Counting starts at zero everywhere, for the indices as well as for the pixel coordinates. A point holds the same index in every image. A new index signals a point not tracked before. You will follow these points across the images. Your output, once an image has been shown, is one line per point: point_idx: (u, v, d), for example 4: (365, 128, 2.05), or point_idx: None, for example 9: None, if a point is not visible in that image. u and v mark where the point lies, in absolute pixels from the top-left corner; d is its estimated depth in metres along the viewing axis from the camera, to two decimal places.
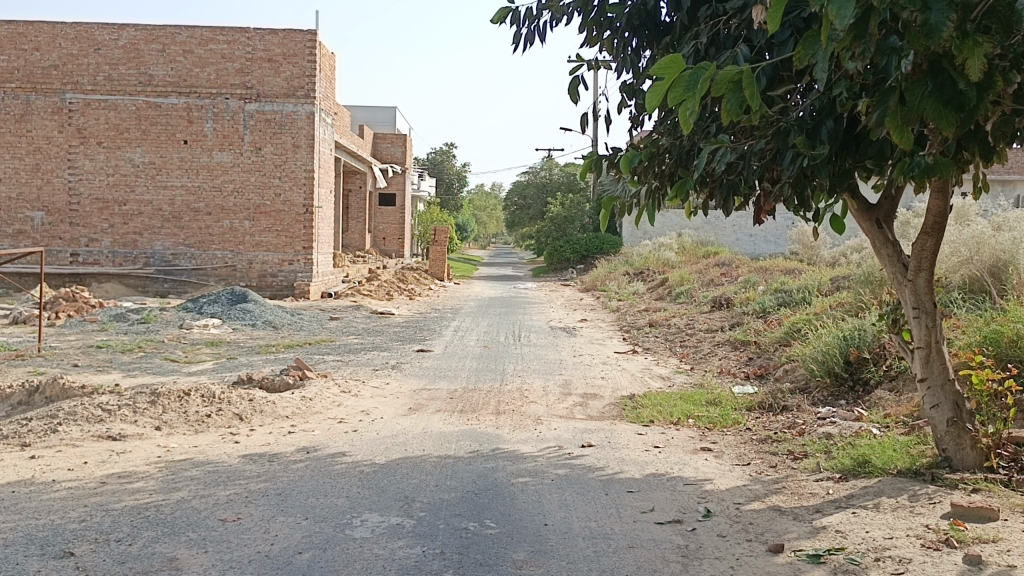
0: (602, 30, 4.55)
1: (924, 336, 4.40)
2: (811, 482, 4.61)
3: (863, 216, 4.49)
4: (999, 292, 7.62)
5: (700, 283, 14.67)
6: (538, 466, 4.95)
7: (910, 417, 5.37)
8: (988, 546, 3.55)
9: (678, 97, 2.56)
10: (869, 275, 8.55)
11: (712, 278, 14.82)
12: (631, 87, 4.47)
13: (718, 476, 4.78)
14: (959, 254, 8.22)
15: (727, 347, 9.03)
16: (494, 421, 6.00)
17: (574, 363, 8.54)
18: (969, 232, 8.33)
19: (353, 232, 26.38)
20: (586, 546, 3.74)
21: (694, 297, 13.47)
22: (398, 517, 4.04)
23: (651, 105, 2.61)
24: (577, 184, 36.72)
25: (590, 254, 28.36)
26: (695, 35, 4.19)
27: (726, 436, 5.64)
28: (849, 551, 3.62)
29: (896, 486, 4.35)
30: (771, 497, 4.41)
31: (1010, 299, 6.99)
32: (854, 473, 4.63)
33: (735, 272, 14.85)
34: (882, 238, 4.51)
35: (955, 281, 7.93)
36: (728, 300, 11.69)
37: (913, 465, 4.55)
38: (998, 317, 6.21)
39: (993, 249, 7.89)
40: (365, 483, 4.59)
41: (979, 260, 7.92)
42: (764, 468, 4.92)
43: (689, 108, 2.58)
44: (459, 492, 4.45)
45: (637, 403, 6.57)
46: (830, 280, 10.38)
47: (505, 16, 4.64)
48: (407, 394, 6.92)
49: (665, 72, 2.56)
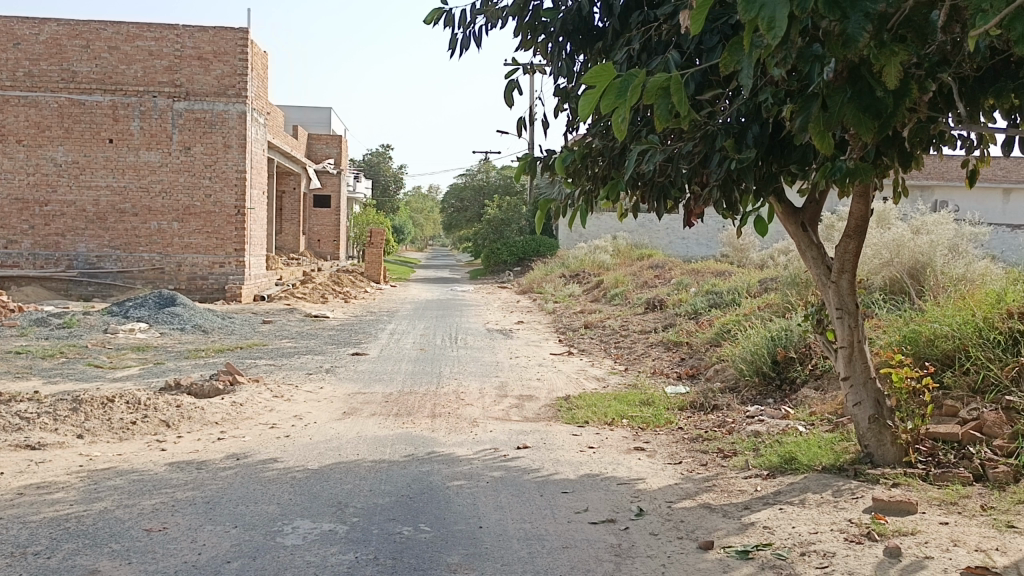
0: (536, 34, 4.58)
1: (847, 336, 4.54)
2: (740, 479, 4.71)
3: (789, 219, 4.62)
4: (917, 293, 7.92)
5: (634, 285, 14.87)
6: (474, 468, 4.94)
7: (834, 415, 5.53)
8: (907, 538, 3.69)
9: (610, 106, 2.60)
10: (795, 277, 8.80)
11: (646, 280, 15.05)
12: (565, 92, 4.50)
13: (651, 476, 4.85)
14: (880, 256, 8.52)
15: (660, 348, 9.18)
16: (429, 424, 5.97)
17: (510, 365, 8.56)
18: (889, 235, 8.64)
19: (288, 234, 25.94)
20: (521, 548, 3.75)
21: (629, 299, 13.66)
22: (331, 523, 3.98)
23: (584, 113, 2.65)
24: (513, 188, 36.91)
25: (526, 257, 28.49)
26: (627, 41, 4.24)
27: (659, 435, 5.72)
28: (776, 547, 3.71)
29: (821, 481, 4.47)
30: (702, 495, 4.49)
31: (927, 300, 7.28)
32: (781, 470, 4.75)
33: (668, 274, 15.11)
34: (807, 240, 4.64)
35: (876, 282, 8.22)
36: (662, 302, 11.88)
37: (837, 461, 4.69)
38: (916, 317, 6.46)
39: (911, 252, 8.20)
40: (297, 489, 4.51)
41: (899, 263, 8.23)
42: (695, 467, 5.01)
43: (622, 117, 2.61)
44: (394, 496, 4.41)
45: (573, 404, 6.62)
46: (759, 281, 10.64)
47: (439, 18, 4.63)
48: (341, 398, 6.83)
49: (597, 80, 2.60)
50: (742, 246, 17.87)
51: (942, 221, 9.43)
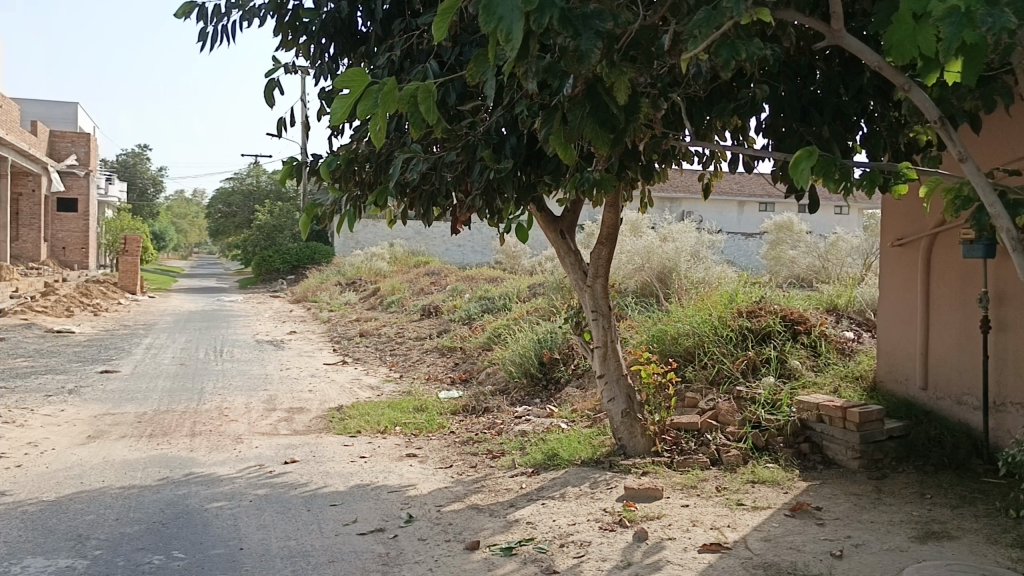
0: (298, 35, 4.45)
1: (601, 336, 4.84)
2: (506, 478, 4.87)
3: (549, 227, 4.86)
4: (666, 296, 8.64)
5: (411, 292, 14.92)
6: (236, 487, 4.69)
7: (592, 411, 5.88)
8: (653, 522, 4.00)
9: (366, 112, 2.57)
10: (559, 283, 9.27)
11: (423, 287, 15.16)
12: (329, 95, 4.42)
13: (421, 481, 4.87)
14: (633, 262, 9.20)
15: (434, 354, 9.27)
16: (186, 443, 5.60)
17: (279, 377, 8.25)
18: (641, 243, 9.35)
19: (30, 241, 23.31)
20: (284, 566, 3.61)
21: (405, 306, 13.68)
22: (66, 560, 3.60)
23: (338, 119, 2.61)
24: (284, 196, 35.71)
25: (303, 265, 27.69)
26: (389, 47, 4.24)
27: (431, 441, 5.77)
28: (538, 541, 3.86)
29: (580, 475, 4.73)
30: (471, 496, 4.58)
31: (673, 302, 7.95)
32: (545, 466, 4.97)
33: (444, 281, 15.33)
34: (566, 247, 4.90)
35: (631, 286, 8.85)
36: (437, 308, 12.02)
37: (594, 454, 4.99)
38: (663, 317, 7.04)
39: (660, 258, 8.93)
40: (27, 525, 4.03)
41: (650, 268, 8.93)
42: (465, 469, 5.10)
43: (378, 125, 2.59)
44: (143, 524, 4.08)
45: (344, 414, 6.50)
46: (528, 287, 11.09)
47: (192, 11, 4.37)
48: (84, 421, 6.22)
49: (350, 85, 2.56)
50: (513, 252, 18.21)
51: (686, 230, 10.37)
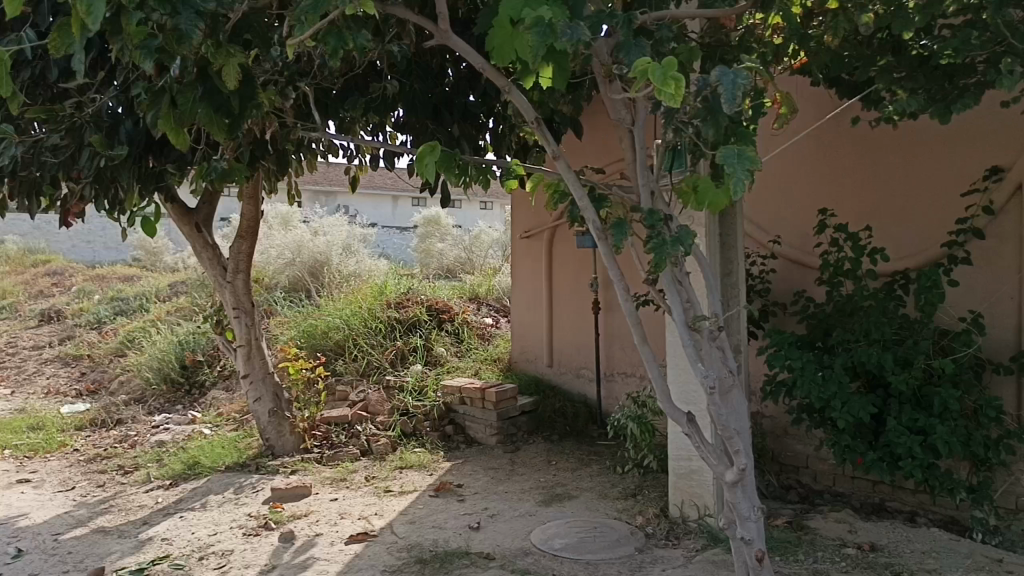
0: None
1: (245, 335, 4.81)
2: (140, 494, 4.47)
3: (184, 221, 4.69)
4: (318, 290, 8.58)
5: (28, 295, 13.02)
6: None
7: (239, 414, 5.74)
8: (300, 521, 3.95)
9: None
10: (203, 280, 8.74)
11: (44, 288, 13.32)
12: None
13: (34, 509, 4.27)
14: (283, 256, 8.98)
15: (55, 363, 8.19)
16: None
17: None
18: (291, 237, 9.17)
19: None
20: None
21: (20, 310, 11.90)
22: None
23: None
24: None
25: None
26: None
27: (47, 463, 5.10)
28: (176, 557, 3.59)
29: (223, 482, 4.53)
30: (96, 519, 4.12)
31: (324, 297, 7.93)
32: (185, 476, 4.67)
33: (71, 281, 13.62)
34: (203, 242, 4.78)
35: (282, 280, 8.63)
36: (62, 312, 10.65)
37: (240, 458, 4.85)
38: (310, 312, 6.97)
39: (311, 252, 8.87)
40: None
41: (300, 262, 8.81)
42: (90, 490, 4.59)
43: None
44: None
45: None
46: (170, 286, 10.30)
47: None
48: None
49: None
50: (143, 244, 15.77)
51: (337, 224, 10.39)
